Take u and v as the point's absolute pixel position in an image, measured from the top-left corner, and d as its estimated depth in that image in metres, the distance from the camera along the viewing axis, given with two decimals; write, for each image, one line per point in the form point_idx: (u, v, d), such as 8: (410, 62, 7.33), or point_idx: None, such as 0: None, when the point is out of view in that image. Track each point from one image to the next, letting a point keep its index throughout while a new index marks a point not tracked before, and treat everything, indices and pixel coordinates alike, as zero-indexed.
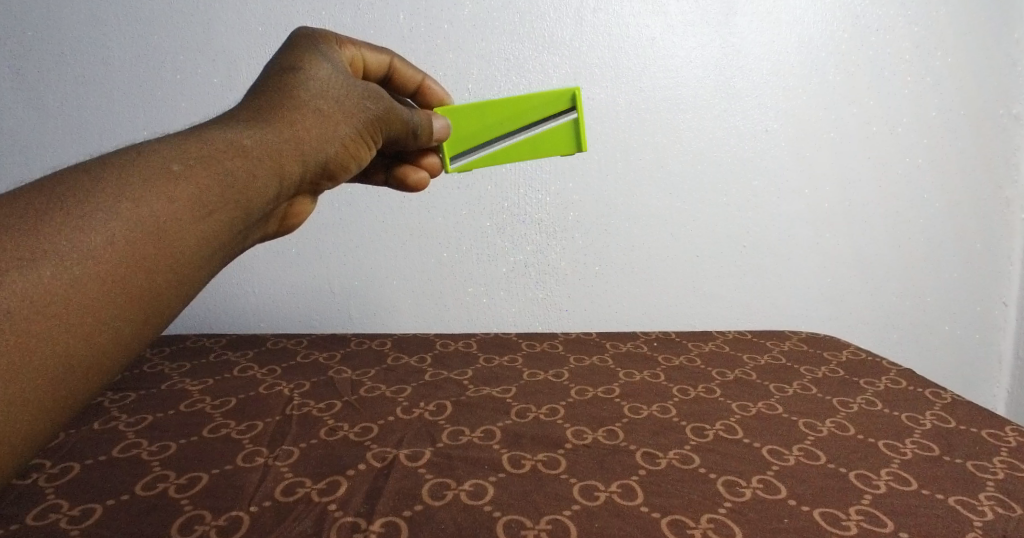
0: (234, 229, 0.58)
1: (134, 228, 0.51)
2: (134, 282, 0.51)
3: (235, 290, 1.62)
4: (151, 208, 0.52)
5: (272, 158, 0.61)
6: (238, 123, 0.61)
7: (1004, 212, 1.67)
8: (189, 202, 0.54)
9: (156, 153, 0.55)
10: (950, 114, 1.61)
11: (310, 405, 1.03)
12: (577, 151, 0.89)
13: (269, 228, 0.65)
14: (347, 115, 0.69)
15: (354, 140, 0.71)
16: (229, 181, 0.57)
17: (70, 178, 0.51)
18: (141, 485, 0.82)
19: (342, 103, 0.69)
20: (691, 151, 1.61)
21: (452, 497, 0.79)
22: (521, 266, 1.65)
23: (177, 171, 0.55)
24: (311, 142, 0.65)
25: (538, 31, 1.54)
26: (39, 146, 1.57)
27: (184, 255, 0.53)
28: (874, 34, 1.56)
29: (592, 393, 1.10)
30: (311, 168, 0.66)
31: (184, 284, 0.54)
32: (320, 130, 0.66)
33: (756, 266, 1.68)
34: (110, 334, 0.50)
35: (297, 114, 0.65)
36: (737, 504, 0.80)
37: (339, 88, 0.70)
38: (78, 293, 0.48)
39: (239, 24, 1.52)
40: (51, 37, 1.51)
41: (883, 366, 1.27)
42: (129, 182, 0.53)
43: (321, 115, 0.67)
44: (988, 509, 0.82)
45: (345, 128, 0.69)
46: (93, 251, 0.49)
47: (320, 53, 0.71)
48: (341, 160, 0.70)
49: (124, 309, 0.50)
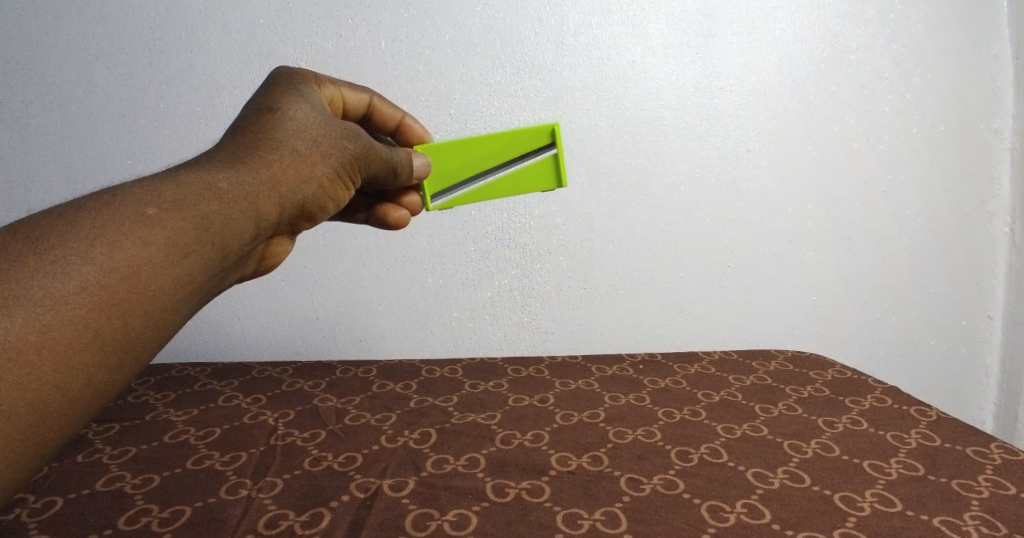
0: (209, 272, 0.58)
1: (109, 272, 0.51)
2: (108, 327, 0.51)
3: (223, 318, 1.62)
4: (126, 252, 0.53)
5: (248, 200, 0.61)
6: (215, 165, 0.62)
7: (987, 227, 1.69)
8: (163, 246, 0.54)
9: (131, 196, 0.56)
10: (930, 131, 1.63)
11: (294, 435, 1.03)
12: (558, 187, 0.89)
13: (247, 268, 0.66)
14: (325, 155, 0.70)
15: (333, 179, 0.71)
16: (204, 224, 0.57)
17: (45, 223, 0.52)
18: (123, 519, 0.81)
19: (320, 143, 0.70)
20: (674, 172, 1.62)
21: (435, 527, 0.79)
22: (507, 289, 1.66)
23: (152, 215, 0.55)
24: (288, 182, 0.65)
25: (520, 55, 1.56)
26: (23, 176, 1.57)
27: (159, 299, 0.53)
28: (852, 53, 1.59)
29: (576, 418, 1.11)
30: (288, 208, 0.66)
31: (158, 328, 0.54)
32: (298, 170, 0.67)
33: (742, 284, 1.69)
34: (83, 380, 0.50)
35: (274, 155, 0.65)
36: (721, 529, 0.80)
37: (318, 128, 0.70)
38: (50, 339, 0.48)
39: (223, 53, 1.53)
40: (35, 69, 1.52)
41: (867, 384, 1.28)
42: (104, 227, 0.53)
43: (298, 155, 0.67)
44: (973, 529, 0.82)
45: (323, 167, 0.69)
46: (68, 296, 0.49)
47: (299, 93, 0.72)
48: (319, 200, 0.70)
49: (98, 354, 0.50)
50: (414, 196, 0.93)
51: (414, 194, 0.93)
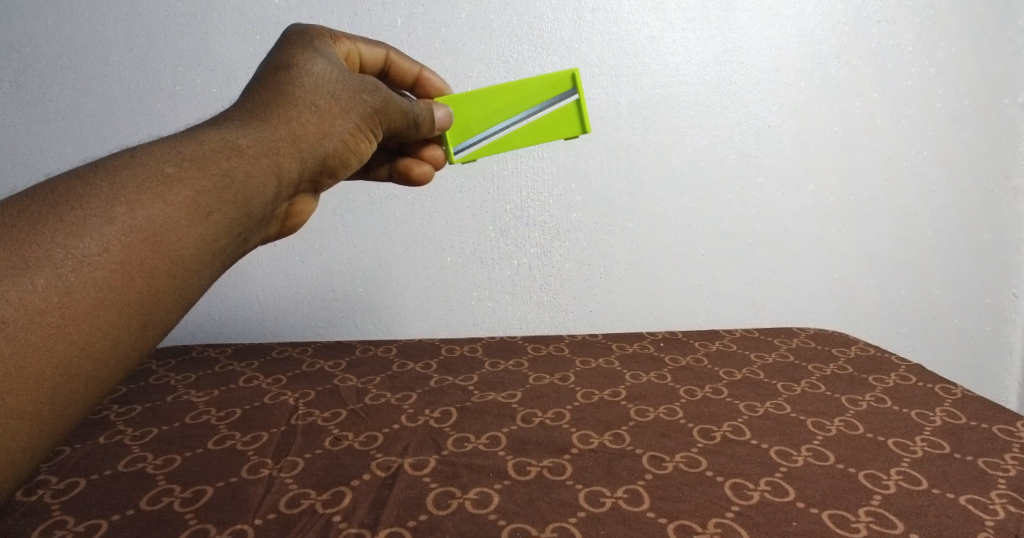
0: (231, 232, 0.57)
1: (130, 232, 0.51)
2: (132, 288, 0.51)
3: (241, 299, 1.62)
4: (146, 211, 0.52)
5: (268, 156, 0.61)
6: (234, 123, 0.61)
7: (1012, 202, 1.66)
8: (183, 205, 0.54)
9: (151, 157, 0.55)
10: (954, 105, 1.60)
11: (315, 414, 1.04)
12: (582, 132, 0.87)
13: (271, 227, 0.65)
14: (345, 108, 0.69)
15: (355, 134, 0.70)
16: (224, 181, 0.57)
17: (65, 185, 0.52)
18: (146, 500, 0.82)
19: (340, 97, 0.69)
20: (693, 150, 1.60)
21: (457, 505, 0.79)
22: (525, 268, 1.65)
23: (171, 175, 0.55)
24: (310, 137, 0.65)
25: (536, 32, 1.53)
26: (41, 159, 1.57)
27: (181, 258, 0.53)
28: (875, 26, 1.55)
29: (597, 396, 1.10)
30: (310, 163, 0.66)
31: (183, 288, 0.54)
32: (318, 125, 0.66)
33: (765, 262, 1.67)
34: (109, 341, 0.50)
35: (293, 111, 0.64)
36: (745, 507, 0.80)
37: (336, 83, 0.69)
38: (72, 302, 0.48)
39: (238, 34, 1.52)
40: (50, 51, 1.52)
41: (890, 362, 1.26)
42: (124, 187, 0.53)
43: (317, 110, 0.66)
44: (1000, 508, 0.81)
45: (344, 122, 0.68)
46: (89, 257, 0.49)
47: (314, 46, 0.70)
48: (341, 155, 0.69)
49: (122, 316, 0.50)
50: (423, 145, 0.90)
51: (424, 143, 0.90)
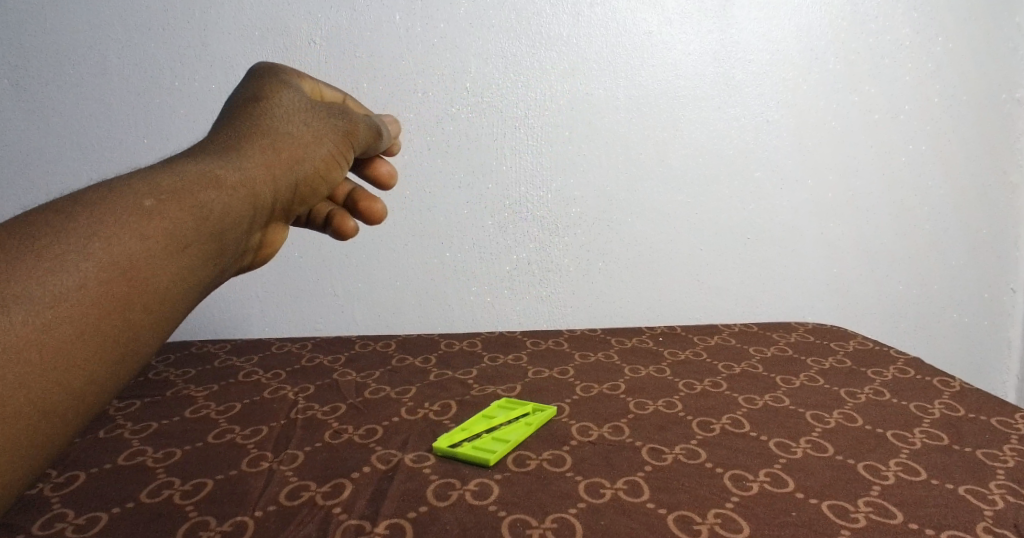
0: (208, 267, 0.51)
1: (107, 268, 0.44)
2: (113, 327, 0.43)
3: (239, 296, 1.62)
4: (125, 244, 0.45)
5: (251, 186, 0.56)
6: (209, 155, 0.55)
7: (1010, 197, 1.68)
8: (161, 238, 0.47)
9: (121, 189, 0.48)
10: (951, 101, 1.62)
11: (315, 408, 1.04)
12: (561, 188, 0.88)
13: (242, 261, 0.59)
14: (318, 135, 0.66)
15: (330, 161, 0.67)
16: (206, 212, 0.51)
17: (32, 219, 0.44)
18: (146, 493, 0.82)
19: (313, 126, 0.66)
20: (692, 145, 1.60)
21: (457, 497, 0.79)
22: (524, 264, 1.64)
23: (150, 204, 0.48)
24: (289, 165, 0.61)
25: (535, 27, 1.54)
26: (38, 156, 1.56)
27: (169, 295, 0.47)
28: (873, 22, 1.58)
29: (596, 390, 1.10)
30: (289, 191, 0.61)
31: (165, 326, 0.47)
32: (293, 151, 0.62)
33: (764, 258, 1.67)
34: (89, 383, 0.42)
35: (271, 142, 0.60)
36: (745, 498, 0.80)
37: (306, 114, 0.66)
38: (50, 344, 0.40)
39: (237, 31, 1.53)
40: (49, 48, 1.51)
41: (889, 355, 1.27)
42: (100, 220, 0.45)
43: (295, 141, 0.63)
44: (999, 498, 0.80)
45: (319, 149, 0.65)
46: (68, 293, 0.42)
47: (280, 81, 0.68)
48: (317, 182, 0.65)
49: (106, 357, 0.43)
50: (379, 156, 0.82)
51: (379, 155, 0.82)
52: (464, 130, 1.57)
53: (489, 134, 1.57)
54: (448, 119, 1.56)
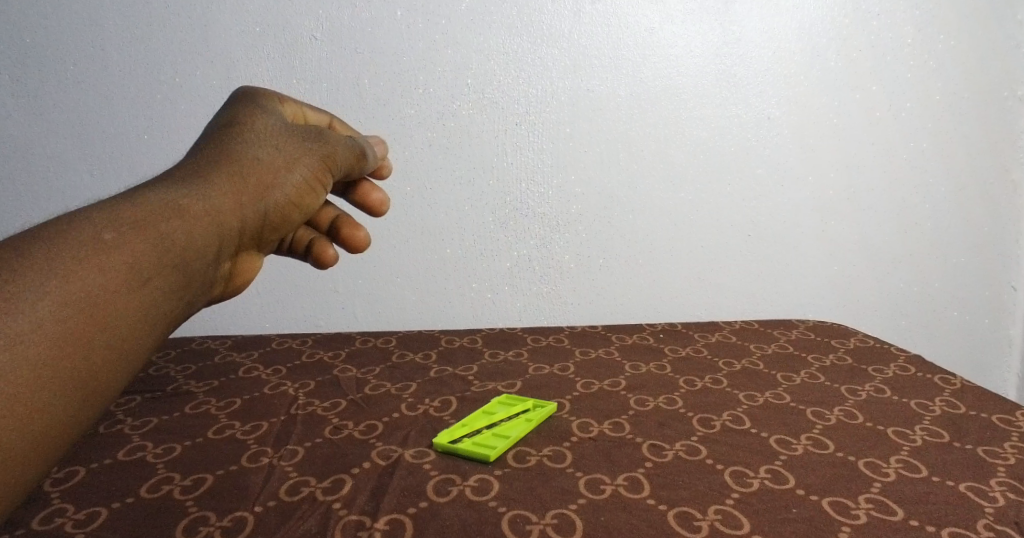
0: (175, 297, 0.52)
1: (65, 306, 0.45)
2: (74, 358, 0.45)
3: (240, 292, 1.62)
4: (85, 279, 0.47)
5: (212, 216, 0.57)
6: (173, 186, 0.57)
7: (1011, 195, 1.68)
8: (119, 272, 0.49)
9: (87, 222, 0.50)
10: (952, 98, 1.62)
11: (315, 404, 1.04)
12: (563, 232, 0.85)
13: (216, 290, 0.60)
14: (292, 159, 0.67)
15: (304, 185, 0.67)
16: (165, 245, 0.52)
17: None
18: (146, 488, 0.82)
19: (284, 152, 0.67)
20: (694, 142, 1.60)
21: (457, 493, 0.79)
22: (524, 260, 1.63)
23: (111, 240, 0.50)
24: (254, 192, 0.62)
25: (536, 24, 1.54)
26: (39, 152, 1.56)
27: (127, 326, 0.48)
28: (874, 19, 1.57)
29: (597, 386, 1.10)
30: (256, 217, 0.62)
31: (126, 355, 0.48)
32: (262, 177, 0.63)
33: (765, 255, 1.66)
34: (54, 414, 0.43)
35: (235, 171, 0.62)
36: (745, 494, 0.80)
37: (278, 140, 0.67)
38: (15, 376, 0.41)
39: (238, 27, 1.52)
40: (50, 44, 1.51)
41: (890, 353, 1.27)
42: (59, 257, 0.47)
43: (263, 167, 0.64)
44: (1000, 495, 0.80)
45: (291, 174, 0.66)
46: (30, 328, 0.43)
47: (254, 109, 0.69)
48: (289, 207, 0.66)
49: (68, 388, 0.44)
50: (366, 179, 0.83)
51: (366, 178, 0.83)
52: (465, 126, 1.56)
53: (490, 130, 1.57)
54: (449, 116, 1.56)
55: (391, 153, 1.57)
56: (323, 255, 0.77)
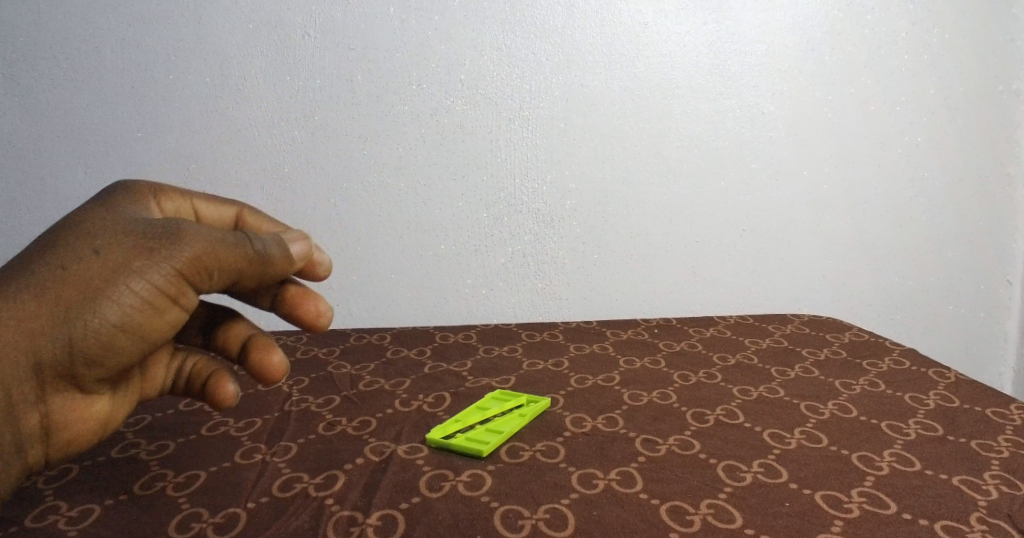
0: None
1: None
2: None
3: None
4: None
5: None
6: None
7: (1007, 189, 1.68)
8: None
9: None
10: (947, 92, 1.62)
11: (309, 401, 1.04)
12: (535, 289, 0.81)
13: (32, 442, 0.59)
14: (123, 269, 0.57)
15: (142, 304, 0.58)
16: None
17: None
18: (139, 485, 0.82)
19: (111, 264, 0.57)
20: (688, 137, 1.60)
21: (450, 488, 0.79)
22: (519, 256, 1.63)
23: None
24: (56, 322, 0.55)
25: (530, 19, 1.53)
26: (33, 151, 1.56)
27: None
28: (868, 14, 1.57)
29: (591, 381, 1.10)
30: (60, 352, 0.56)
31: None
32: (74, 303, 0.56)
33: (760, 249, 1.66)
34: None
35: (36, 297, 0.55)
36: (738, 488, 0.80)
37: (112, 245, 0.58)
38: None
39: (231, 24, 1.52)
40: (42, 42, 1.51)
41: (884, 347, 1.27)
42: None
43: (78, 289, 0.56)
44: (993, 488, 0.80)
45: (118, 289, 0.57)
46: None
47: (101, 209, 0.61)
48: (122, 334, 0.58)
49: None
50: (295, 284, 0.69)
51: (296, 283, 0.70)
52: (459, 122, 1.56)
53: (484, 126, 1.57)
54: (444, 111, 1.56)
55: (385, 149, 1.57)
56: (220, 390, 0.71)
